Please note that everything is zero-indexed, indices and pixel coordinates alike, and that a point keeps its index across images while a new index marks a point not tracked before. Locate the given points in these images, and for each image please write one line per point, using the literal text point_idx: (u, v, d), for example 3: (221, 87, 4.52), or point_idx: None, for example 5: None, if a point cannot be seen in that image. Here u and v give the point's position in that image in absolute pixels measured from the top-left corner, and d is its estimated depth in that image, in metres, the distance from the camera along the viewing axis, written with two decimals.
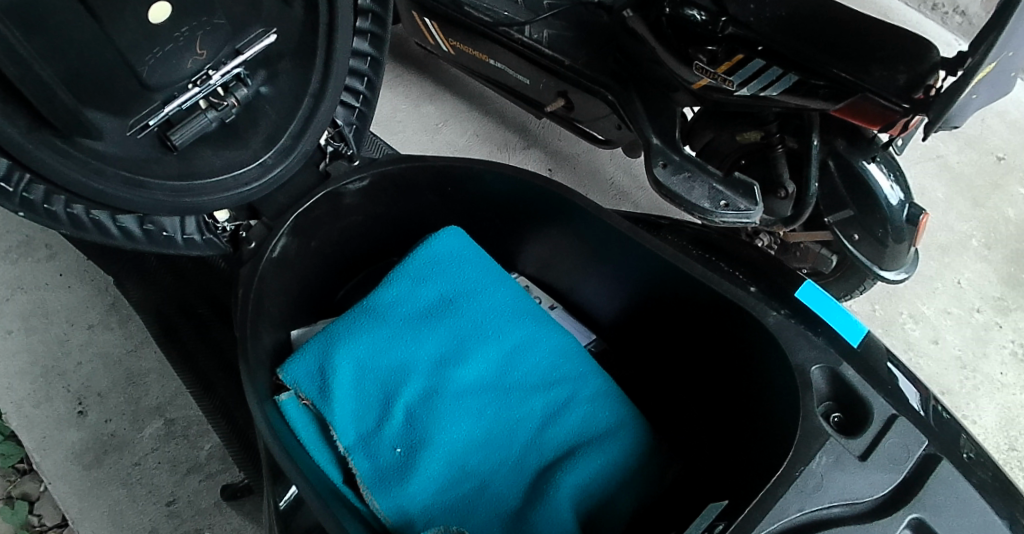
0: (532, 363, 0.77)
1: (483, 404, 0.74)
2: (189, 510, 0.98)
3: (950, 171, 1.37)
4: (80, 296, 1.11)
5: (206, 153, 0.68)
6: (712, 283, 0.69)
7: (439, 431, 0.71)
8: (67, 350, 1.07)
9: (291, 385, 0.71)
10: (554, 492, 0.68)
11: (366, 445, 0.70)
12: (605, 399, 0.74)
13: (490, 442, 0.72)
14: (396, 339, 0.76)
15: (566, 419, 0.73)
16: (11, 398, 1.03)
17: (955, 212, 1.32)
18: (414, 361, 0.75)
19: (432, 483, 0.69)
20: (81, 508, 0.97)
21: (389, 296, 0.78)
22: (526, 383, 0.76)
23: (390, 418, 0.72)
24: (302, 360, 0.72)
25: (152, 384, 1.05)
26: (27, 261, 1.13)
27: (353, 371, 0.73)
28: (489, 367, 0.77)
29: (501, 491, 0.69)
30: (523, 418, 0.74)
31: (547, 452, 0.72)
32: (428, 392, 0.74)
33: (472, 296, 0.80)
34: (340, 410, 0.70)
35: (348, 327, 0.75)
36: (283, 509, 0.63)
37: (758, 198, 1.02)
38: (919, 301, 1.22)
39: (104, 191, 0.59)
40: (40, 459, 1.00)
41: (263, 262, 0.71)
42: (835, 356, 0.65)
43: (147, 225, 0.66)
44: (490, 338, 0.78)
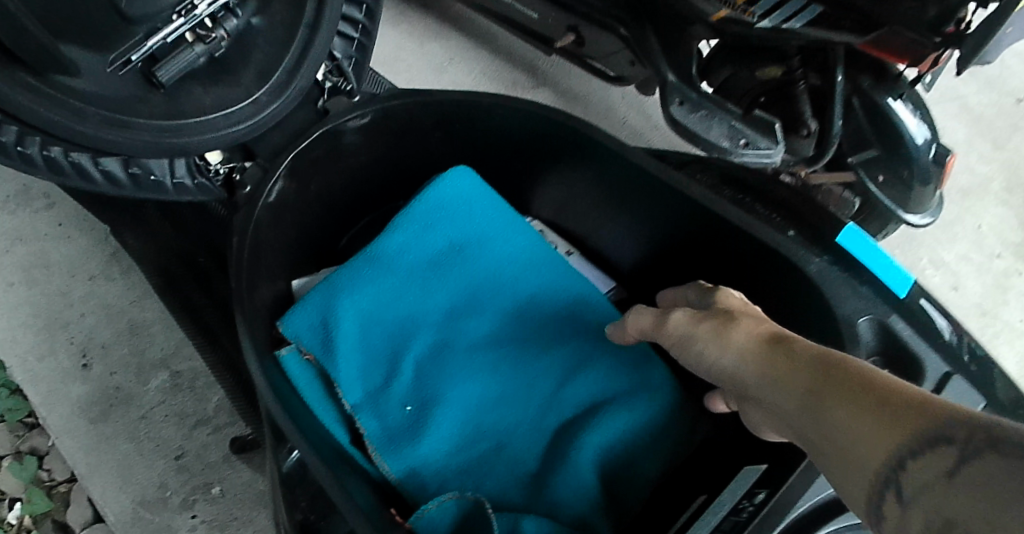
0: (550, 317, 0.74)
1: (495, 359, 0.72)
2: (198, 464, 0.97)
3: (969, 112, 1.29)
4: (81, 246, 1.07)
5: (196, 90, 0.63)
6: (748, 226, 0.65)
7: (450, 390, 0.69)
8: (70, 302, 1.03)
9: (293, 340, 0.66)
10: (574, 456, 0.66)
11: (374, 403, 0.67)
12: (629, 354, 0.71)
13: (505, 398, 0.70)
14: (404, 291, 0.72)
15: (587, 377, 0.71)
16: (16, 351, 1.00)
17: (976, 154, 1.26)
18: (422, 313, 0.72)
19: (445, 443, 0.66)
20: (89, 463, 0.95)
21: (396, 242, 0.73)
22: (542, 337, 0.73)
23: (399, 376, 0.69)
24: (302, 314, 0.67)
25: (157, 334, 1.03)
26: (26, 211, 1.08)
27: (358, 324, 0.69)
28: (504, 320, 0.74)
29: (520, 449, 0.68)
30: (541, 373, 0.71)
31: (565, 412, 0.70)
32: (440, 347, 0.72)
33: (484, 243, 0.76)
34: (347, 367, 0.67)
35: (353, 275, 0.71)
36: (287, 471, 0.59)
37: (780, 137, 0.98)
38: (940, 246, 1.17)
39: (84, 132, 0.55)
40: (47, 413, 0.97)
41: (258, 208, 0.65)
42: (885, 307, 0.63)
43: (133, 169, 0.61)
44: (504, 290, 0.75)
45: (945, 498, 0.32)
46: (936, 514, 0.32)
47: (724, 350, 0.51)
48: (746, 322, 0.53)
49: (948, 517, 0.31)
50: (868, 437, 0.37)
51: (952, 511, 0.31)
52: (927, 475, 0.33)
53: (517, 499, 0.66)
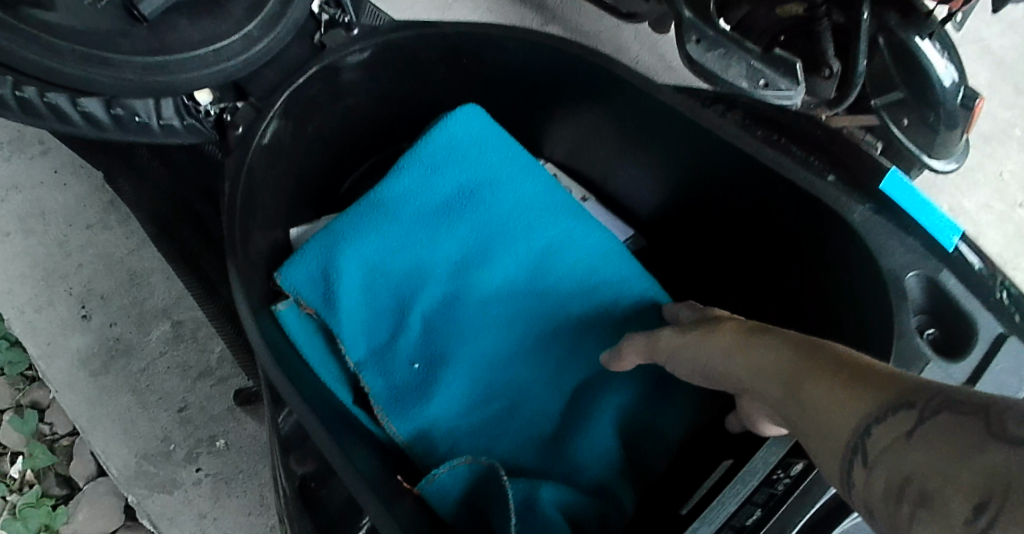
0: (565, 266, 0.70)
1: (508, 312, 0.69)
2: (201, 417, 0.95)
3: (992, 55, 1.22)
4: (78, 194, 1.03)
5: (183, 24, 0.58)
6: (784, 169, 0.61)
7: (461, 346, 0.66)
8: (67, 252, 1.00)
9: (292, 292, 0.63)
10: (590, 420, 0.65)
11: (379, 361, 0.65)
12: (648, 308, 0.68)
13: (517, 354, 0.68)
14: (410, 239, 0.69)
15: (604, 334, 0.68)
16: (14, 303, 0.97)
17: (998, 99, 1.20)
18: (430, 263, 0.69)
19: (455, 403, 0.65)
20: (90, 416, 0.93)
21: (401, 187, 0.69)
22: (558, 289, 0.70)
23: (406, 331, 0.66)
24: (302, 264, 0.64)
25: (157, 284, 1.00)
26: (20, 158, 1.03)
27: (362, 275, 0.66)
28: (517, 269, 0.70)
29: (533, 408, 0.66)
30: (555, 327, 0.68)
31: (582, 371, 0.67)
32: (450, 299, 0.68)
33: (496, 187, 0.71)
34: (351, 322, 0.64)
35: (357, 223, 0.67)
36: (284, 432, 0.57)
37: (801, 77, 0.92)
38: (960, 194, 1.12)
39: (58, 70, 0.51)
40: (46, 366, 0.95)
41: (251, 150, 0.61)
42: (934, 262, 0.59)
43: (116, 109, 0.58)
44: (517, 237, 0.70)
45: (902, 455, 0.31)
46: (894, 473, 0.31)
47: (707, 349, 0.49)
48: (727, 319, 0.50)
49: (909, 474, 0.30)
50: (834, 408, 0.35)
51: (911, 467, 0.30)
52: (888, 438, 0.32)
53: (532, 461, 0.64)
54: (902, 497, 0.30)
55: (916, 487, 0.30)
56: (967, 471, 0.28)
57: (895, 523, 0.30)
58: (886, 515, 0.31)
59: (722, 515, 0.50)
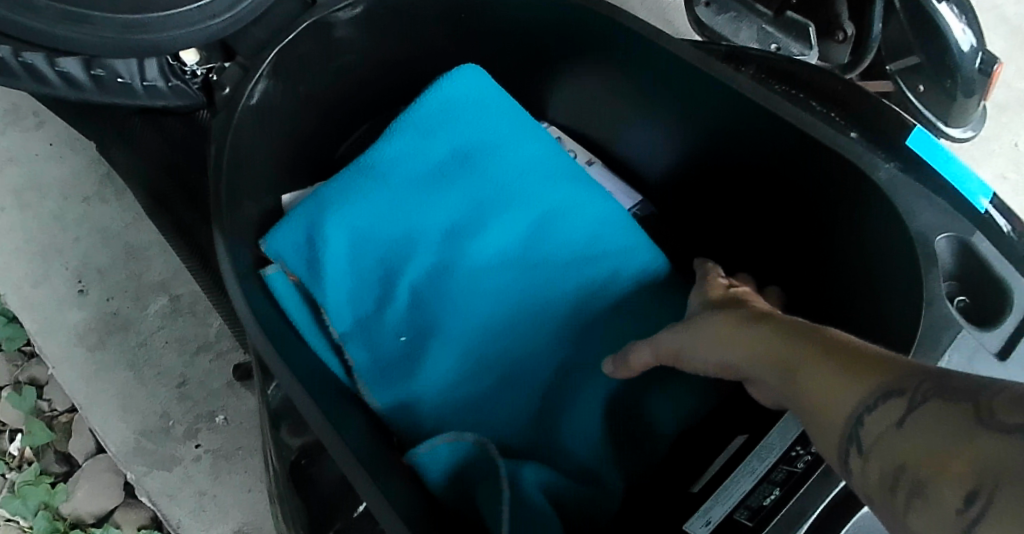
0: (560, 236, 0.68)
1: (500, 282, 0.67)
2: (200, 392, 0.93)
3: (1008, 23, 1.18)
4: (74, 167, 1.00)
5: None
6: (805, 124, 0.57)
7: (450, 317, 0.64)
8: (63, 226, 0.98)
9: (277, 256, 0.62)
10: (582, 401, 0.63)
11: (365, 332, 0.63)
12: (646, 280, 0.66)
13: (510, 325, 0.65)
14: (400, 206, 0.67)
15: (601, 308, 0.66)
16: (9, 278, 0.95)
17: (1014, 66, 1.16)
18: (420, 230, 0.67)
19: (444, 376, 0.62)
20: (88, 392, 0.91)
21: (392, 151, 0.69)
22: (552, 259, 0.68)
23: (393, 302, 0.64)
24: (288, 228, 0.63)
25: (155, 258, 0.98)
26: (14, 130, 1.01)
27: (350, 242, 0.65)
28: (510, 237, 0.68)
29: (524, 384, 0.64)
30: (549, 299, 0.66)
31: (576, 347, 0.65)
32: (440, 269, 0.66)
33: (489, 153, 0.70)
34: (337, 290, 0.63)
35: (346, 189, 0.66)
36: (273, 405, 0.54)
37: (813, 40, 0.89)
38: (975, 163, 1.09)
39: (30, 25, 0.50)
40: (43, 342, 0.93)
41: (237, 111, 0.58)
42: (966, 224, 0.56)
43: (96, 70, 0.56)
44: (510, 204, 0.69)
45: (894, 441, 0.29)
46: (889, 458, 0.29)
47: (700, 336, 0.49)
48: (731, 306, 0.49)
49: (902, 463, 0.29)
50: (828, 398, 0.34)
51: (904, 454, 0.29)
52: (879, 428, 0.31)
53: (519, 442, 0.62)
54: (896, 484, 0.29)
55: (910, 475, 0.28)
56: (959, 462, 0.26)
57: (892, 512, 0.29)
58: (882, 504, 0.30)
59: (736, 494, 0.48)
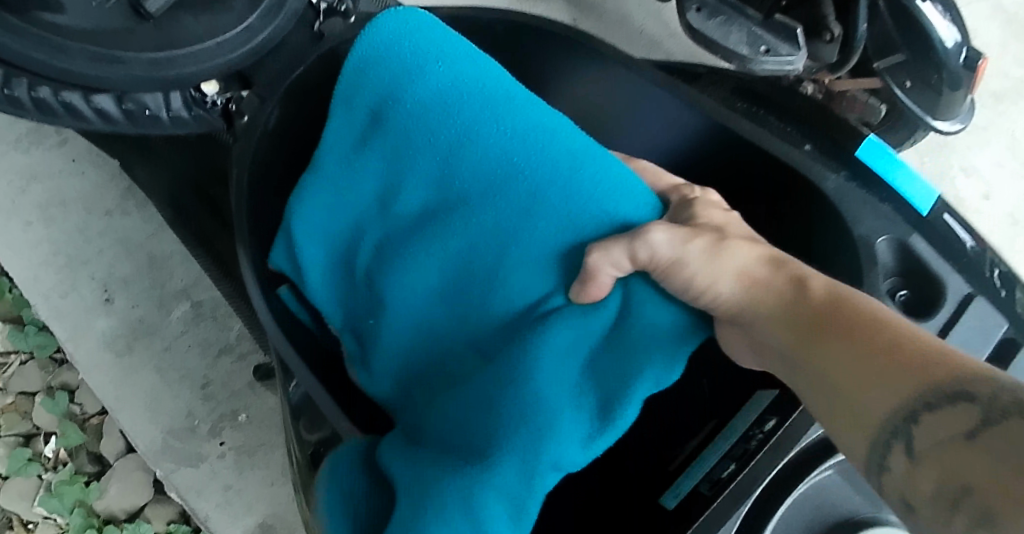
0: (493, 171, 0.62)
1: (435, 236, 0.62)
2: (223, 393, 0.99)
3: (1007, 11, 1.21)
4: (95, 182, 1.06)
5: (186, 20, 0.62)
6: (762, 141, 0.65)
7: (393, 288, 0.62)
8: (88, 239, 1.04)
9: (280, 267, 0.66)
10: (516, 355, 0.56)
11: (352, 318, 0.66)
12: (595, 198, 0.59)
13: (456, 283, 0.61)
14: (341, 181, 0.65)
15: (543, 240, 0.59)
16: (38, 290, 1.01)
17: (1012, 55, 1.19)
18: (366, 204, 0.65)
19: (414, 346, 0.63)
20: (118, 395, 0.98)
21: (332, 128, 0.65)
22: (489, 200, 0.61)
23: (360, 282, 0.65)
24: (278, 246, 0.65)
25: (177, 266, 1.03)
26: (39, 149, 1.06)
27: (323, 234, 0.66)
28: (443, 185, 0.63)
29: (478, 346, 0.60)
30: (488, 243, 0.61)
31: (518, 294, 0.59)
32: (386, 240, 0.64)
33: (403, 99, 0.64)
34: (320, 288, 0.66)
35: (299, 185, 0.66)
36: (294, 402, 0.60)
37: (802, 42, 0.91)
38: (971, 152, 1.13)
39: (70, 69, 0.56)
40: (74, 349, 0.99)
41: (255, 136, 0.64)
42: (904, 227, 0.62)
43: (126, 104, 0.62)
44: (435, 150, 0.63)
45: (963, 456, 0.33)
46: (950, 476, 0.33)
47: (719, 269, 0.50)
48: (723, 231, 0.53)
49: (964, 483, 0.32)
50: (873, 389, 0.38)
51: (968, 475, 0.32)
52: (938, 435, 0.34)
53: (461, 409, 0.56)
54: (957, 504, 0.32)
55: (974, 499, 0.31)
56: None
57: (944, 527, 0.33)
58: (934, 515, 0.33)
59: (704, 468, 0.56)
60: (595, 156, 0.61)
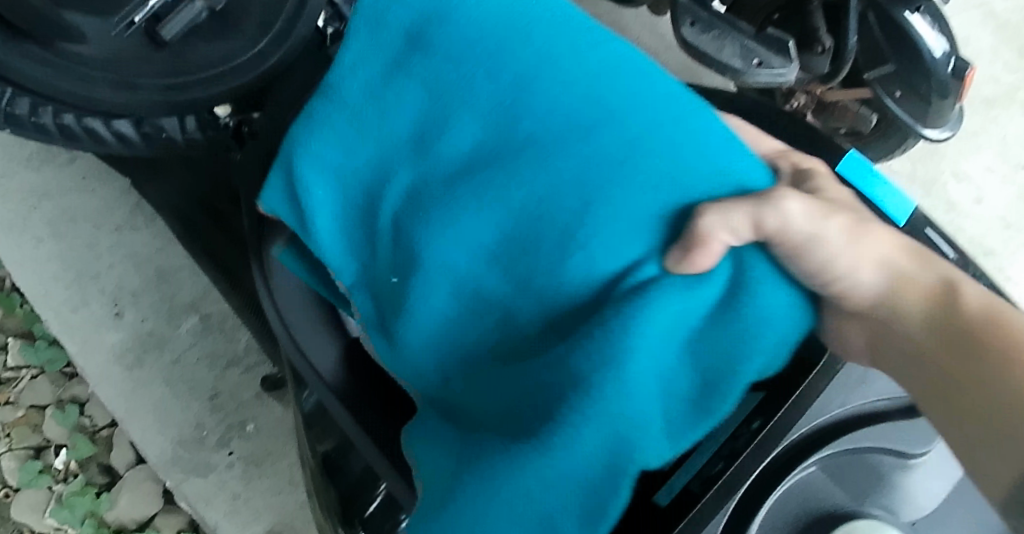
0: (564, 112, 0.47)
1: (482, 190, 0.47)
2: (232, 403, 1.02)
3: (998, 18, 1.24)
4: (104, 198, 1.08)
5: (200, 46, 0.66)
6: None
7: (424, 251, 0.48)
8: (98, 254, 1.06)
9: (273, 211, 0.55)
10: (606, 351, 0.41)
11: (365, 281, 0.53)
12: (699, 149, 0.47)
13: (505, 249, 0.46)
14: (361, 113, 0.51)
15: (632, 197, 0.45)
16: (49, 305, 1.04)
17: (1002, 61, 1.22)
18: (387, 141, 0.50)
19: (450, 323, 0.49)
20: (128, 408, 1.00)
21: (354, 49, 0.52)
22: (563, 147, 0.46)
23: (379, 243, 0.51)
24: (275, 185, 0.54)
25: (185, 280, 1.06)
26: (49, 167, 1.08)
27: (330, 179, 0.52)
28: (493, 125, 0.48)
29: (536, 331, 0.46)
30: (557, 205, 0.46)
31: (599, 267, 0.44)
32: (411, 189, 0.50)
33: (450, 17, 0.50)
34: (329, 234, 0.53)
35: (312, 113, 0.53)
36: (310, 411, 0.63)
37: (794, 54, 0.91)
38: (962, 157, 1.17)
39: (91, 97, 0.60)
40: (84, 363, 1.02)
41: None
42: None
43: (145, 128, 0.66)
44: (490, 85, 0.48)
45: None
46: None
47: (861, 251, 0.42)
48: (859, 211, 0.44)
49: None
50: None
51: None
52: None
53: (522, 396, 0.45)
54: None
55: None
56: None
57: None
58: None
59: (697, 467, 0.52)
60: (688, 107, 0.49)
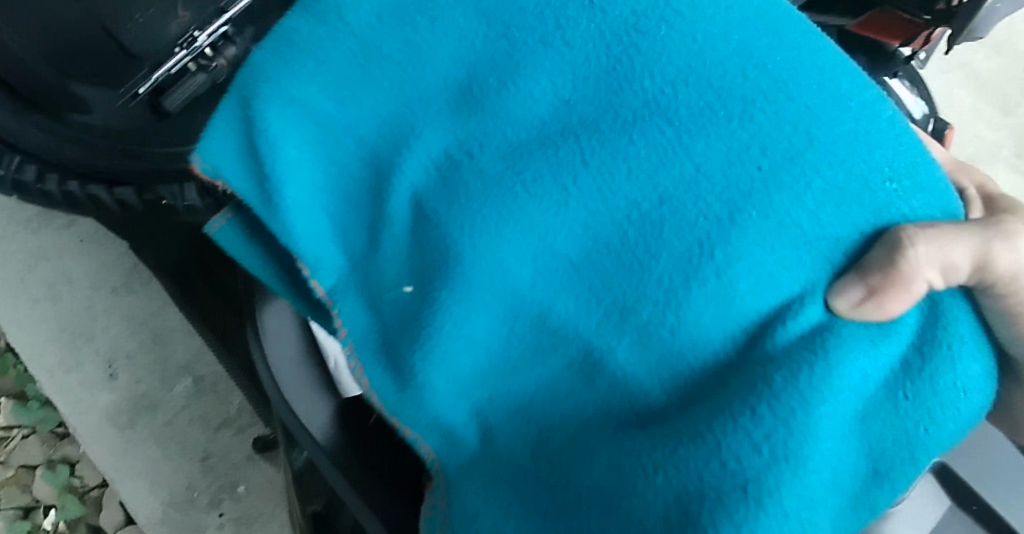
0: (705, 65, 0.35)
1: (567, 182, 0.35)
2: (223, 465, 1.02)
3: (976, 79, 1.29)
4: (102, 261, 1.11)
5: (201, 116, 0.72)
6: None
7: (468, 263, 0.36)
8: (94, 316, 1.08)
9: (212, 170, 0.40)
10: (778, 439, 0.33)
11: (361, 282, 0.41)
12: (887, 132, 0.36)
13: (592, 266, 0.35)
14: (380, 55, 0.37)
15: (800, 202, 0.34)
16: (44, 366, 1.05)
17: (983, 121, 1.26)
18: (413, 105, 0.38)
19: (496, 351, 0.38)
20: (118, 469, 1.00)
21: None
22: (707, 145, 0.34)
23: (393, 238, 0.39)
24: (220, 136, 0.39)
25: (179, 342, 1.07)
26: (48, 230, 1.12)
27: (313, 141, 0.39)
28: (585, 87, 0.36)
29: (641, 385, 0.36)
30: (677, 205, 0.34)
31: (745, 305, 0.34)
32: (442, 166, 0.37)
33: None
34: (301, 212, 0.40)
35: (290, 33, 0.38)
36: (298, 469, 0.63)
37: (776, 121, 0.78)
38: None
39: (97, 165, 0.69)
40: (77, 423, 1.02)
41: None
42: None
43: (146, 196, 0.67)
44: (584, 17, 0.36)
45: None
46: None
47: None
48: None
49: None
50: None
51: None
52: None
53: (627, 484, 0.35)
54: None
55: None
56: None
57: None
58: None
59: None
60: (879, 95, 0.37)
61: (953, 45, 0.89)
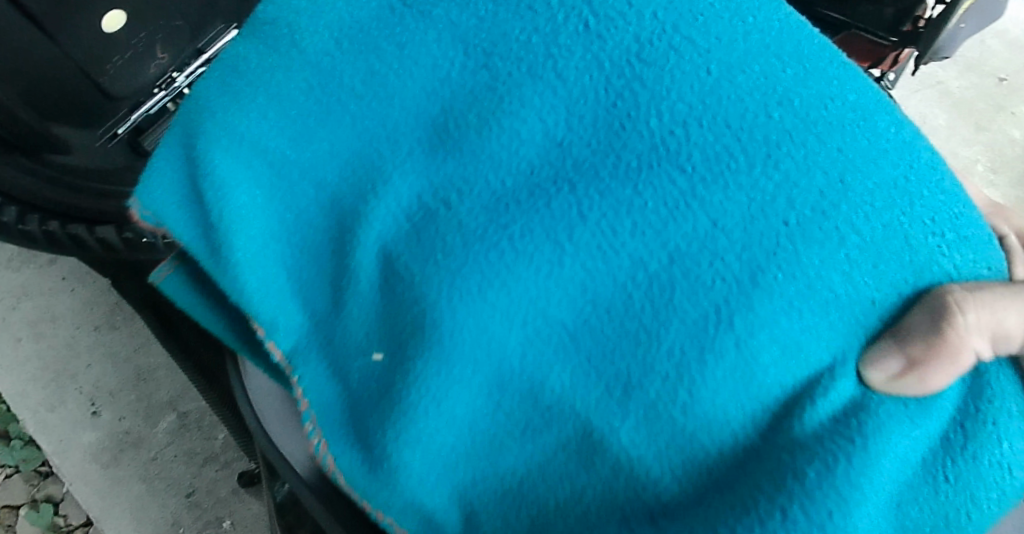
0: (722, 102, 0.34)
1: (562, 238, 0.34)
2: (209, 500, 1.01)
3: (950, 97, 1.33)
4: (85, 298, 1.11)
5: None
6: None
7: (447, 329, 0.35)
8: (77, 353, 1.08)
9: (153, 217, 0.41)
10: None
11: (327, 343, 0.41)
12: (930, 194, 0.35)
13: (590, 333, 0.35)
14: (331, 95, 0.37)
15: (834, 264, 0.33)
16: (27, 405, 1.04)
17: (958, 138, 1.29)
18: (378, 155, 0.37)
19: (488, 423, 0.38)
20: (103, 506, 0.99)
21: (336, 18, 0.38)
22: (736, 212, 0.33)
23: (355, 294, 0.39)
24: (166, 180, 0.40)
25: (163, 378, 1.07)
26: (30, 268, 1.13)
27: (267, 194, 0.39)
28: (580, 127, 0.35)
29: (649, 470, 0.36)
30: (697, 274, 0.33)
31: (770, 381, 0.34)
32: (416, 214, 0.36)
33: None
34: (251, 263, 0.39)
35: (239, 62, 0.39)
36: (281, 502, 0.63)
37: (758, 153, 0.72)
38: None
39: (79, 205, 0.69)
40: (60, 462, 1.02)
41: None
42: None
43: (126, 235, 0.67)
44: (580, 44, 0.34)
45: None
46: None
47: None
48: None
49: None
50: None
51: None
52: None
53: None
54: None
55: None
56: None
57: None
58: None
59: None
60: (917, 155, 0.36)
61: (920, 66, 0.91)
